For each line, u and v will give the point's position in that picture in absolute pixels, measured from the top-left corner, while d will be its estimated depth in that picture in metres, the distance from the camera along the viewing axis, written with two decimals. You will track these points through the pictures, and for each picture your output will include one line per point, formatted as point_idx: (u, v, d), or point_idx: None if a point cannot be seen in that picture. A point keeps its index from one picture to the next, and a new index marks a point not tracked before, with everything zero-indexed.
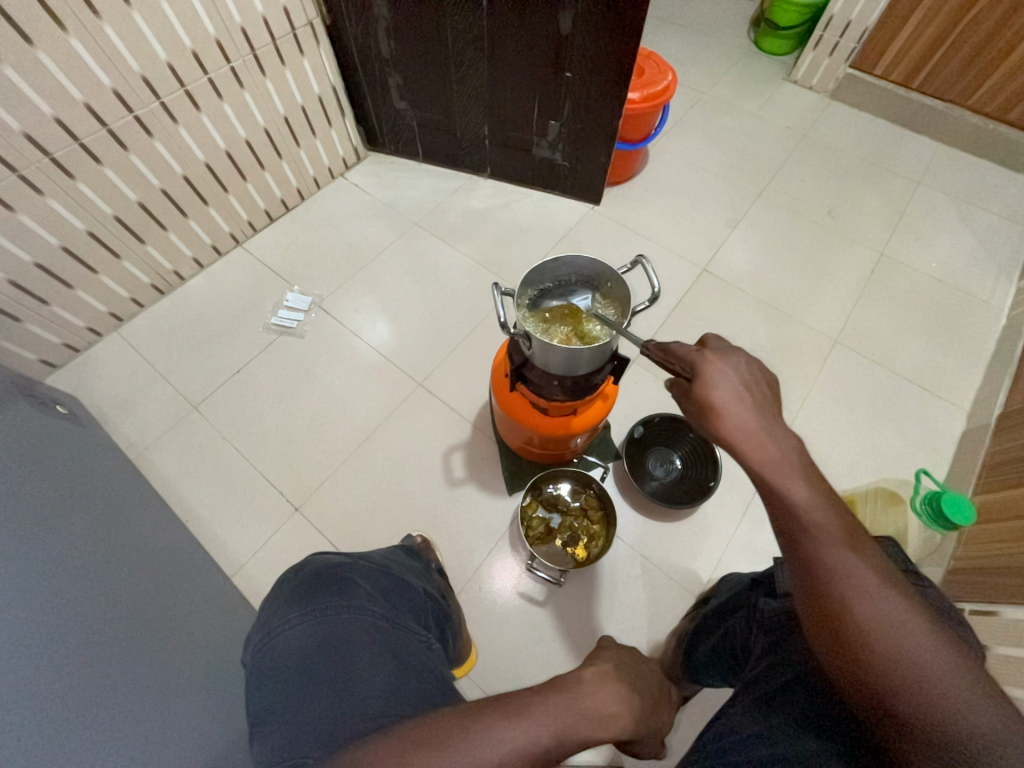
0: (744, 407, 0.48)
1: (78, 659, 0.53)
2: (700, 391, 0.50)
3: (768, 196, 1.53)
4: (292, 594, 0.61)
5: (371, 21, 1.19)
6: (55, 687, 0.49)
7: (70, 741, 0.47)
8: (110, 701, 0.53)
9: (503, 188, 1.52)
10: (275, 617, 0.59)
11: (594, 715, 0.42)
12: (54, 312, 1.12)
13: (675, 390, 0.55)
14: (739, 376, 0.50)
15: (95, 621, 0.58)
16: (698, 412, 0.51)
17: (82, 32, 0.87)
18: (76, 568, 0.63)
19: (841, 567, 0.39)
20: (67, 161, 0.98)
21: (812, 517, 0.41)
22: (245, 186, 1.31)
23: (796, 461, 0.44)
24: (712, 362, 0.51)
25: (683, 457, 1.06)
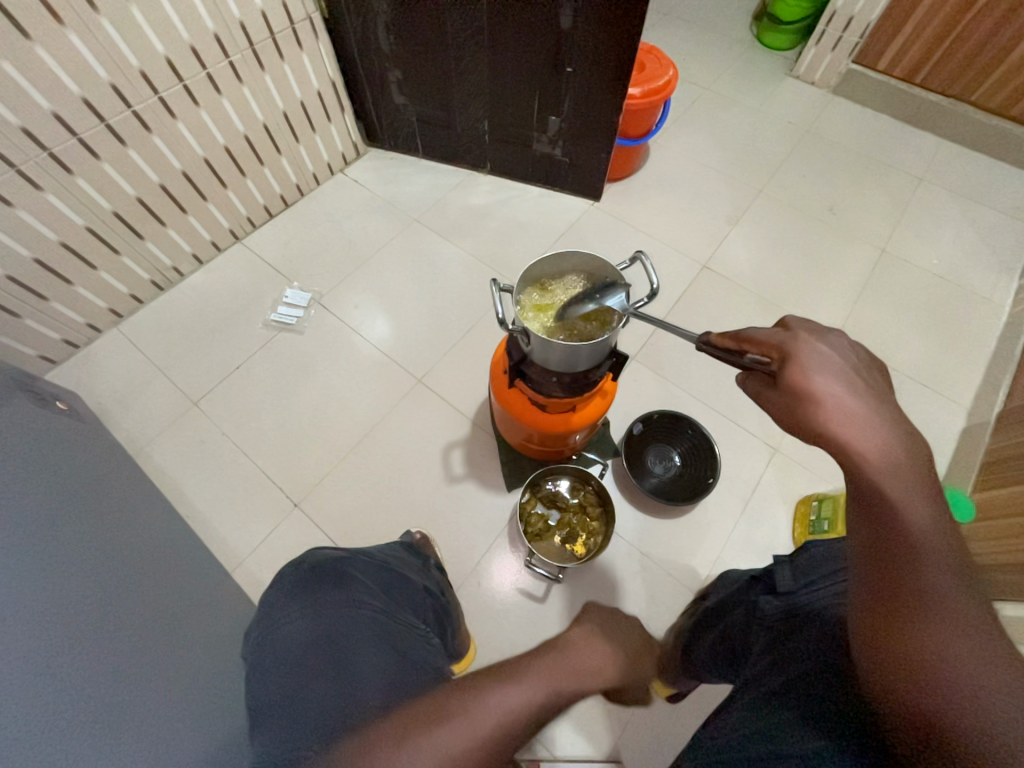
0: (857, 401, 0.45)
1: (76, 652, 0.53)
2: (796, 378, 0.47)
3: (769, 192, 1.52)
4: (293, 587, 0.63)
5: (370, 14, 1.18)
6: (57, 679, 0.50)
7: (71, 733, 0.47)
8: (107, 694, 0.53)
9: (503, 184, 1.51)
10: (275, 610, 0.60)
11: (584, 671, 0.43)
12: (53, 307, 1.12)
13: (755, 381, 0.53)
14: (848, 369, 0.47)
15: (93, 616, 0.59)
16: (789, 399, 0.48)
17: (79, 25, 0.87)
18: (74, 563, 0.63)
19: (926, 580, 0.36)
20: (65, 156, 0.97)
21: (920, 531, 0.38)
22: (244, 182, 1.30)
23: (918, 472, 0.41)
24: (810, 350, 0.49)
25: (682, 454, 1.06)
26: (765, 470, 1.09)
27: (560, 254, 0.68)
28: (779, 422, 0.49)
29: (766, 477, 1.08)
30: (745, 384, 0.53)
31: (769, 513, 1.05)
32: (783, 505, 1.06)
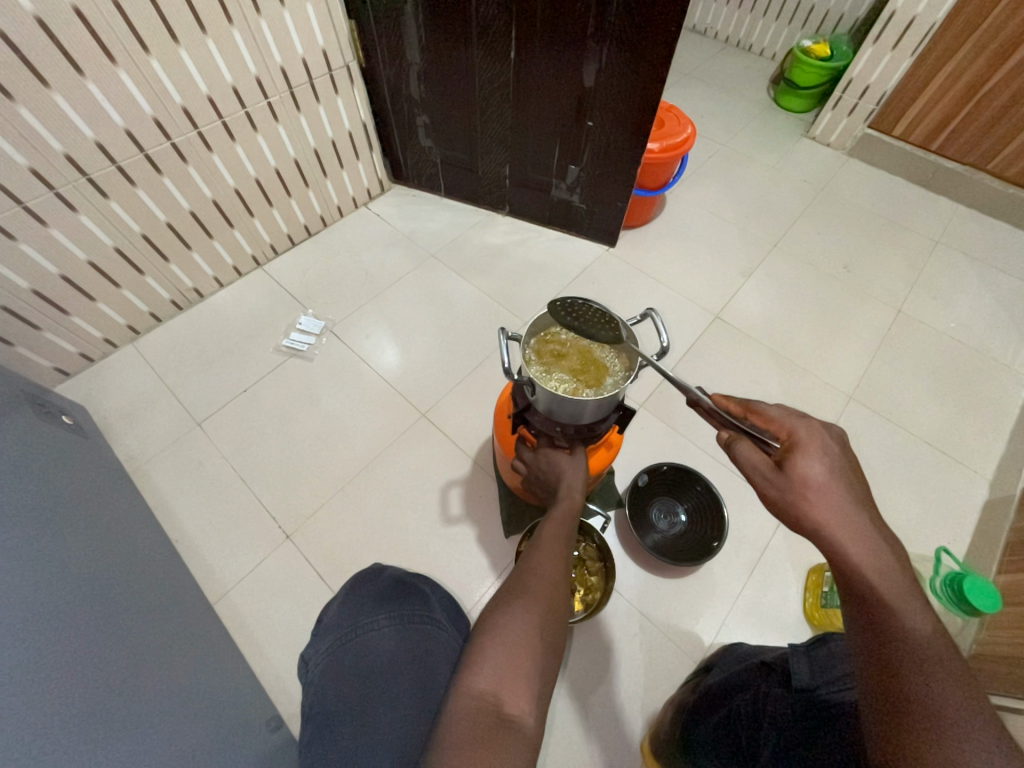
0: (849, 500, 0.44)
1: (62, 666, 0.51)
2: (797, 463, 0.47)
3: (783, 247, 1.54)
4: (376, 597, 0.67)
5: (404, 66, 1.25)
6: (60, 689, 0.49)
7: (73, 744, 0.46)
8: (99, 708, 0.52)
9: (520, 226, 1.55)
10: (358, 614, 0.65)
11: (551, 554, 0.56)
12: (74, 322, 1.15)
13: (747, 448, 0.51)
14: (847, 470, 0.47)
15: (80, 632, 0.56)
16: (788, 487, 0.47)
17: (129, 63, 0.92)
18: (66, 578, 0.61)
19: (924, 687, 0.33)
20: (103, 182, 1.02)
21: (923, 640, 0.35)
22: (270, 211, 1.35)
23: (910, 577, 0.40)
24: (814, 438, 0.48)
25: (688, 511, 1.02)
26: (775, 533, 1.04)
27: (570, 298, 0.63)
28: (766, 500, 0.48)
29: (775, 541, 1.04)
30: (735, 445, 0.52)
31: (778, 579, 1.00)
32: (793, 572, 1.00)
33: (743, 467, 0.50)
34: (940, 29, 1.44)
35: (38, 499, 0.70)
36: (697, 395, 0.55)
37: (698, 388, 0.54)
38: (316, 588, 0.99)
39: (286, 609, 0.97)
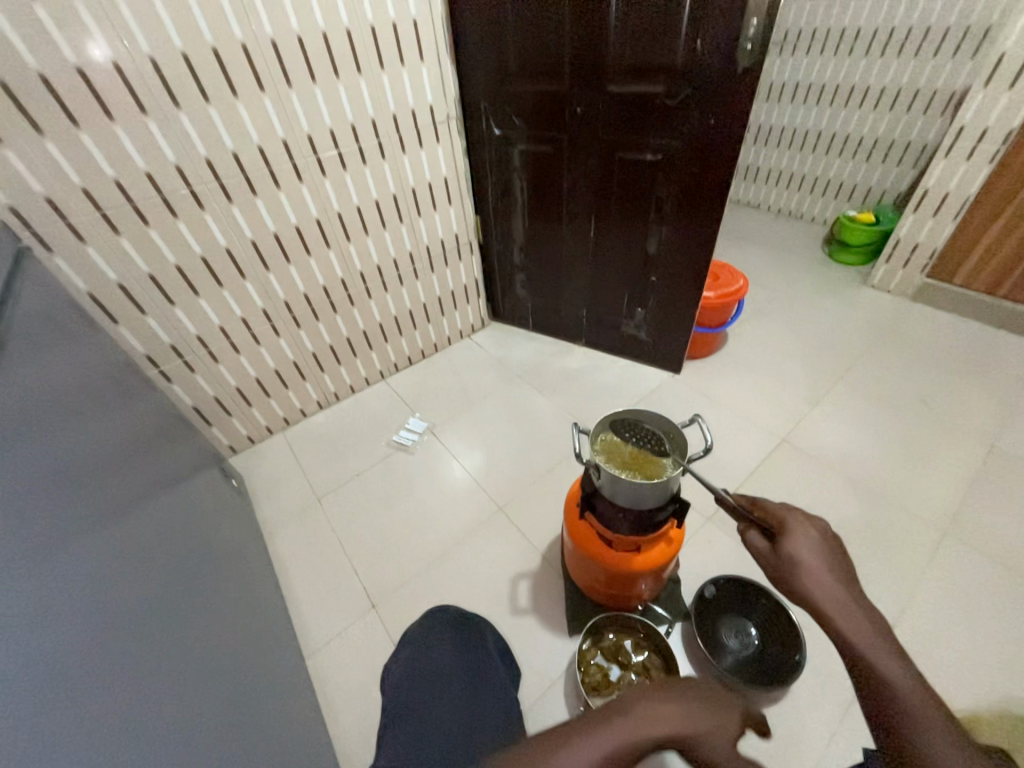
0: (832, 575, 0.53)
1: (215, 674, 0.65)
2: (786, 544, 0.57)
3: (849, 380, 1.61)
4: (449, 623, 0.84)
5: (511, 241, 1.71)
6: (217, 688, 0.63)
7: (223, 735, 0.59)
8: (234, 713, 0.64)
9: (594, 355, 1.82)
10: (429, 637, 0.81)
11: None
12: (252, 412, 1.53)
13: (754, 539, 0.61)
14: (829, 550, 0.56)
15: (221, 648, 0.71)
16: (783, 566, 0.56)
17: (337, 247, 1.42)
18: (214, 605, 0.79)
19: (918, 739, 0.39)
20: (301, 317, 1.47)
21: (898, 689, 0.42)
22: (399, 339, 1.76)
23: (888, 638, 0.46)
24: (800, 524, 0.58)
25: (759, 627, 0.99)
26: None
27: (640, 413, 0.84)
28: (776, 583, 0.57)
29: None
30: (745, 538, 0.62)
31: None
32: None
33: (754, 556, 0.60)
34: (975, 200, 1.64)
35: (202, 543, 0.92)
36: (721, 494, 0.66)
37: (720, 489, 0.66)
38: None
39: (362, 676, 1.05)
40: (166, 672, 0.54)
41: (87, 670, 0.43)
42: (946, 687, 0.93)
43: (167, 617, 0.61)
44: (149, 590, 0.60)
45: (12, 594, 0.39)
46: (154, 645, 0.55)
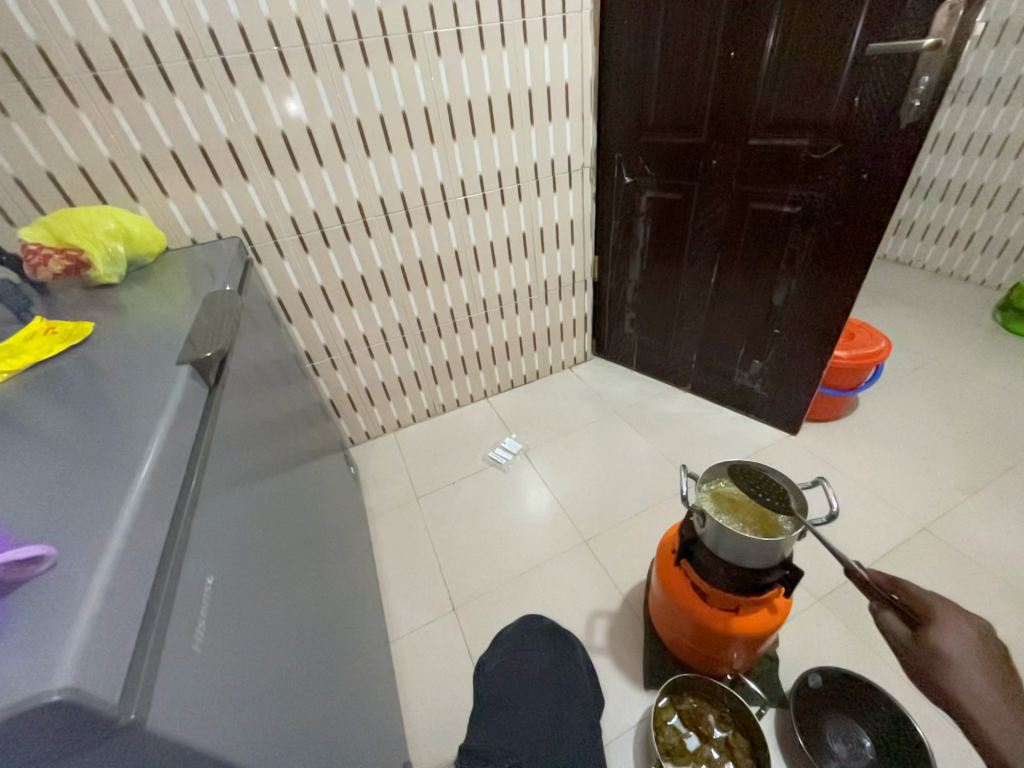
0: (988, 683, 0.47)
1: (332, 629, 0.75)
2: (932, 637, 0.50)
3: (1020, 472, 1.35)
4: (540, 631, 0.91)
5: (626, 281, 1.75)
6: (333, 641, 0.73)
7: (336, 681, 0.67)
8: (342, 666, 0.73)
9: (699, 402, 1.76)
10: (524, 639, 0.89)
11: None
12: (374, 411, 1.74)
13: (891, 620, 0.54)
14: (988, 653, 0.49)
15: (336, 610, 0.81)
16: (924, 657, 0.50)
17: (468, 275, 1.58)
18: (333, 569, 0.90)
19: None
20: (427, 335, 1.65)
21: None
22: (507, 363, 1.88)
23: None
24: (954, 617, 0.51)
25: (874, 737, 0.86)
26: None
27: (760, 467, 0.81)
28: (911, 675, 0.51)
29: None
30: (878, 616, 0.55)
31: None
32: None
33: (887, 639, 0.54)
34: None
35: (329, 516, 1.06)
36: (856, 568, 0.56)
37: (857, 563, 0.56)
38: (464, 665, 1.11)
39: (437, 673, 1.10)
40: (305, 613, 0.64)
41: (266, 593, 0.53)
42: None
43: (307, 568, 0.72)
44: (297, 538, 0.72)
45: (221, 515, 0.50)
46: (302, 589, 0.65)
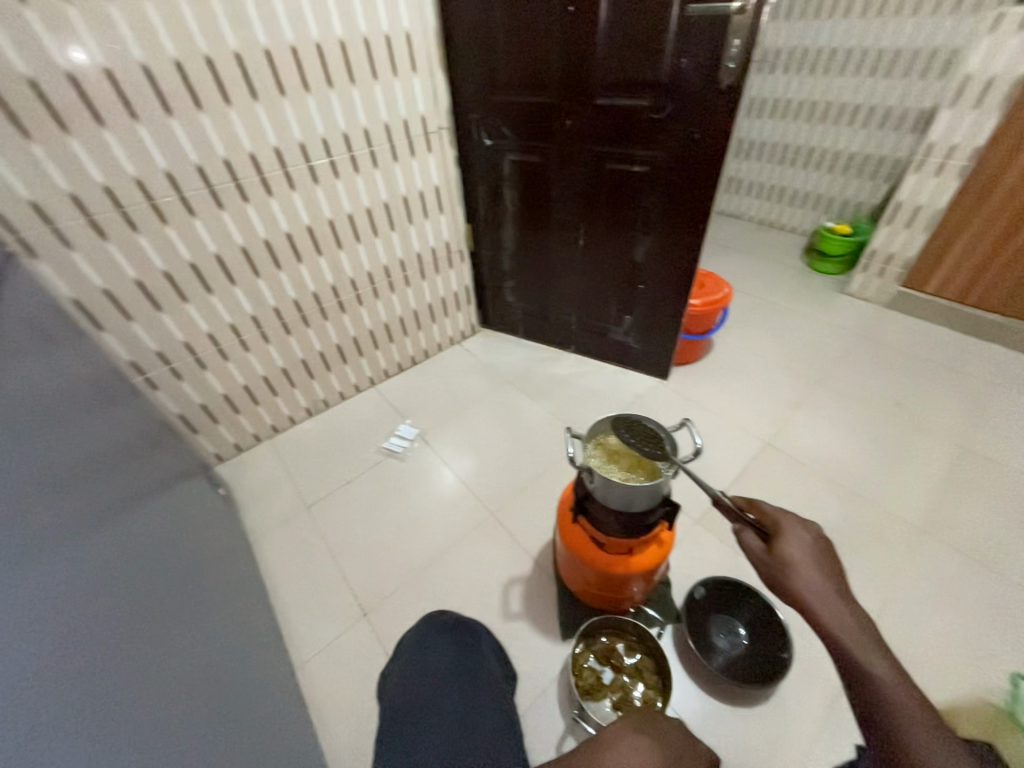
0: (821, 575, 0.55)
1: (203, 686, 0.64)
2: (780, 546, 0.58)
3: (830, 385, 1.66)
4: (441, 627, 0.89)
5: (501, 249, 1.73)
6: (204, 700, 0.62)
7: (214, 745, 0.58)
8: (224, 722, 0.64)
9: (583, 362, 1.84)
10: (427, 642, 0.86)
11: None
12: (240, 420, 1.52)
13: (749, 538, 0.62)
14: (819, 551, 0.58)
15: (208, 663, 0.70)
16: (775, 565, 0.58)
17: (328, 254, 1.42)
18: (201, 614, 0.77)
19: (925, 750, 0.42)
20: (291, 325, 1.46)
21: (886, 684, 0.45)
22: (389, 346, 1.76)
23: (872, 635, 0.49)
24: (794, 527, 0.60)
25: (747, 627, 1.02)
26: None
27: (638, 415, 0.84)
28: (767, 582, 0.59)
29: None
30: (739, 537, 0.63)
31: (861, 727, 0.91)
32: None
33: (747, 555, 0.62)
34: (945, 212, 1.72)
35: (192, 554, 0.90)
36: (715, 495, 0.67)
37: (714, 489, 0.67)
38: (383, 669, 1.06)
39: (355, 685, 1.04)
40: (153, 684, 0.53)
41: (79, 680, 0.42)
42: (929, 681, 0.96)
43: (153, 629, 0.60)
44: (133, 597, 0.59)
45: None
46: (144, 659, 0.54)
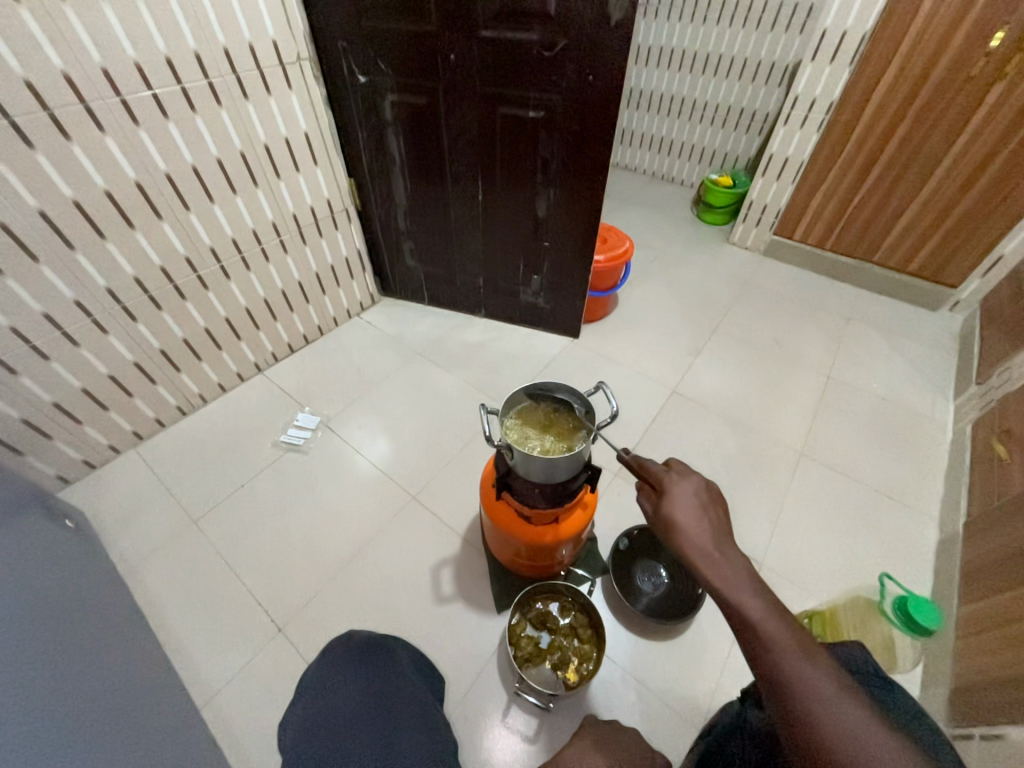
0: (704, 526, 0.56)
1: None
2: (665, 507, 0.59)
3: (722, 330, 1.78)
4: (348, 655, 0.72)
5: (393, 207, 1.55)
6: None
7: None
8: None
9: (495, 326, 1.78)
10: (330, 673, 0.68)
11: None
12: (85, 431, 1.23)
13: (646, 500, 0.64)
14: (701, 501, 0.59)
15: (57, 752, 0.55)
16: (662, 526, 0.59)
17: (172, 217, 1.15)
18: (44, 690, 0.62)
19: (795, 671, 0.45)
20: (135, 308, 1.19)
21: (760, 622, 0.47)
22: (274, 325, 1.53)
23: (750, 578, 0.51)
24: (677, 483, 0.60)
25: (668, 568, 1.08)
26: None
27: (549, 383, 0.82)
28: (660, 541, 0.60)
29: None
30: (638, 500, 0.65)
31: None
32: None
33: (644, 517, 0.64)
34: (808, 164, 1.88)
35: (30, 612, 0.71)
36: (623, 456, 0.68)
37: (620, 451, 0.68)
38: None
39: (277, 707, 0.94)
40: None
41: None
42: (811, 582, 1.11)
43: None
44: None
45: None
46: None
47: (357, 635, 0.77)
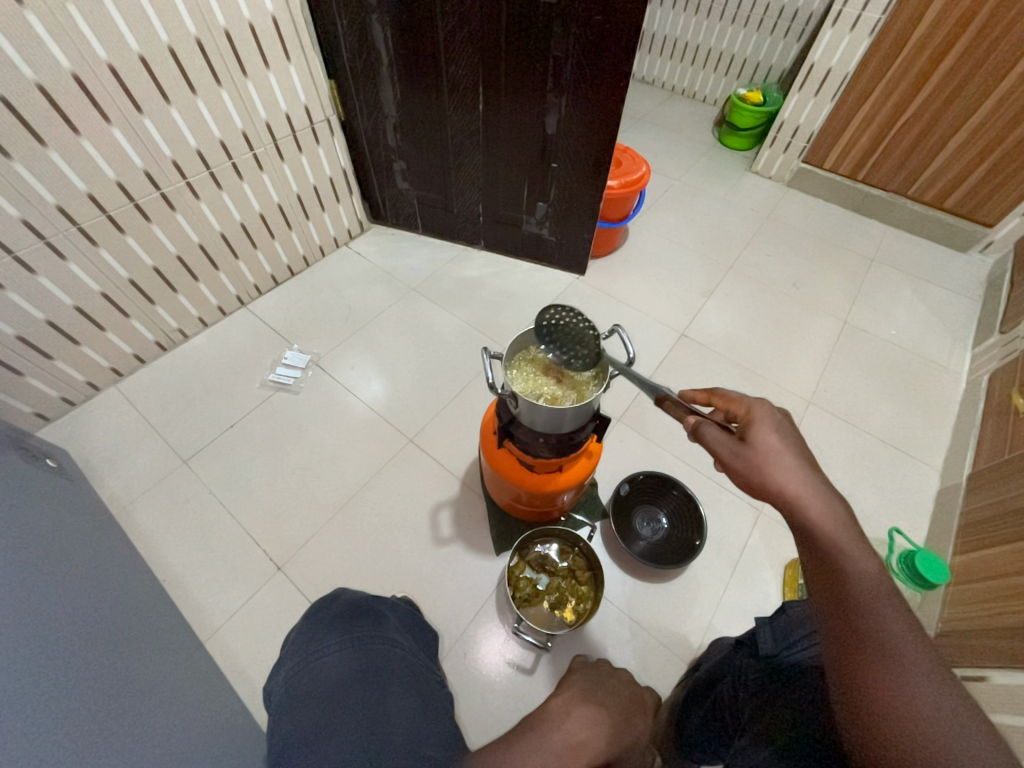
0: (800, 463, 0.50)
1: (56, 720, 0.50)
2: (755, 436, 0.53)
3: (737, 269, 1.67)
4: (329, 620, 0.68)
5: (381, 119, 1.36)
6: (62, 738, 0.49)
7: None
8: (99, 745, 0.52)
9: (495, 259, 1.65)
10: (315, 642, 0.64)
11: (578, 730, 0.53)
12: (57, 366, 1.16)
13: (712, 429, 0.56)
14: (794, 438, 0.53)
15: (65, 686, 0.55)
16: (746, 455, 0.52)
17: (122, 121, 0.99)
18: (45, 627, 0.60)
19: (892, 630, 0.39)
20: (94, 231, 1.06)
21: (867, 574, 0.42)
22: (254, 253, 1.41)
23: (852, 528, 0.45)
24: (769, 417, 0.54)
25: (668, 516, 1.08)
26: (752, 532, 1.10)
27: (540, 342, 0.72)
28: (732, 473, 0.53)
29: (753, 540, 1.09)
30: (700, 428, 0.57)
31: (757, 577, 1.04)
32: (771, 568, 1.06)
33: (710, 447, 0.55)
34: (853, 77, 1.64)
35: (22, 553, 0.69)
36: (661, 394, 0.63)
37: (659, 388, 0.63)
38: None
39: (279, 640, 0.96)
40: None
41: None
42: None
43: None
44: None
45: None
46: None
47: (342, 596, 0.76)
